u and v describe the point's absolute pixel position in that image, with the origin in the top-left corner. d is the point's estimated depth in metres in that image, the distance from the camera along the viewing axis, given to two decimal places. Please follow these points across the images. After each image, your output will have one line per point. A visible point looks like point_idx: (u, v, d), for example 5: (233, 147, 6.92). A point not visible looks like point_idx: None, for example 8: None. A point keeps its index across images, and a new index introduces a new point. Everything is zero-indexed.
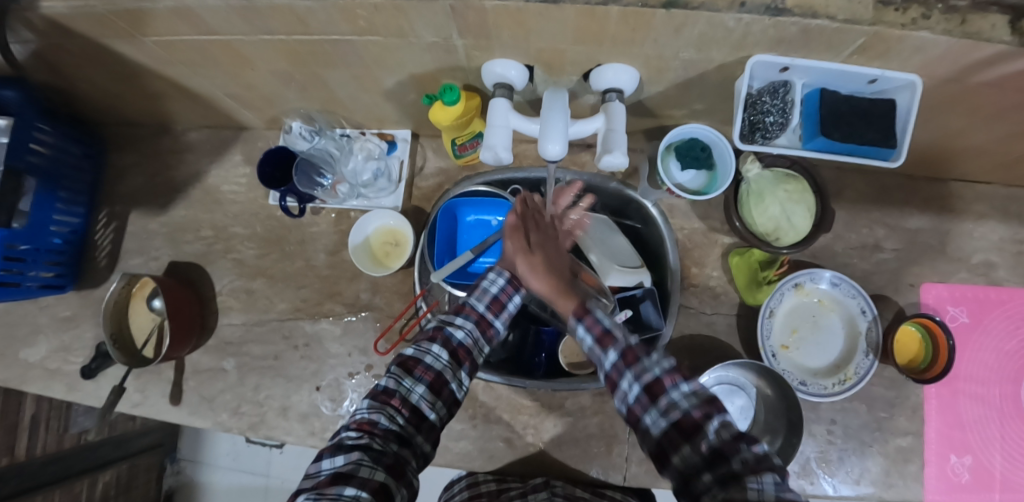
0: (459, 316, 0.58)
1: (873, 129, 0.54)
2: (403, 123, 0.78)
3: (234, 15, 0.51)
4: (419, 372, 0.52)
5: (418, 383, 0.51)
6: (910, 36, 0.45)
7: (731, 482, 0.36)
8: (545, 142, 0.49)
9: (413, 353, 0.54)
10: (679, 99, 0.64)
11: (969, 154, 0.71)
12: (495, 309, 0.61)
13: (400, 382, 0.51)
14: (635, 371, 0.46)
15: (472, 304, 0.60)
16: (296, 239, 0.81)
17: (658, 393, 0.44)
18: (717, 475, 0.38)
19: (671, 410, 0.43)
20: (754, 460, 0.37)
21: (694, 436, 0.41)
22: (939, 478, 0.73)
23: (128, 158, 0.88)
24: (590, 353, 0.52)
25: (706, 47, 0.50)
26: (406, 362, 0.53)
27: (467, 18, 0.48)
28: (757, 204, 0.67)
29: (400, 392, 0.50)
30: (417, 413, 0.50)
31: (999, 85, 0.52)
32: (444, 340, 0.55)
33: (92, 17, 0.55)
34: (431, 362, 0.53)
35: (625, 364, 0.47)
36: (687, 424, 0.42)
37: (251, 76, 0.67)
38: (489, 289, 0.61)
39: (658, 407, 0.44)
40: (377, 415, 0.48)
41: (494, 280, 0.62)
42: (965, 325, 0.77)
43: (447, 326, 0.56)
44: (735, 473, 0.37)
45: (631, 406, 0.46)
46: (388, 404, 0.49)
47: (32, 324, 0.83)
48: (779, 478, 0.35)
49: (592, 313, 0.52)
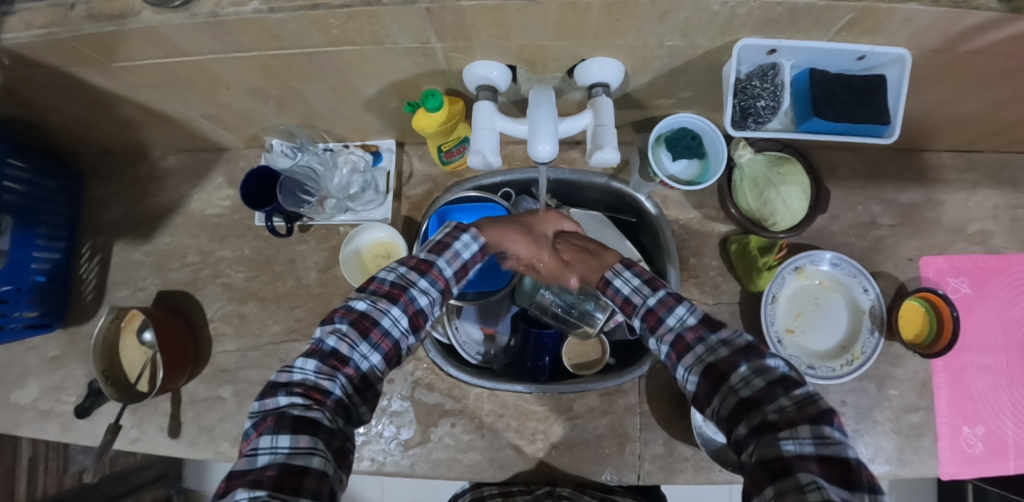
0: (424, 277, 0.56)
1: (867, 106, 0.52)
2: (387, 133, 0.76)
3: (202, 33, 0.49)
4: (375, 337, 0.49)
5: (374, 350, 0.49)
6: (899, 9, 0.44)
7: (763, 431, 0.38)
8: (535, 142, 0.48)
9: (368, 310, 0.51)
10: (665, 89, 0.62)
11: (958, 123, 0.70)
12: (459, 275, 0.61)
13: (355, 347, 0.48)
14: (659, 333, 0.52)
15: (442, 267, 0.59)
16: (285, 259, 0.79)
17: (684, 350, 0.48)
18: (751, 427, 0.39)
19: (698, 363, 0.46)
20: (790, 408, 0.38)
21: (721, 387, 0.43)
22: (954, 450, 0.73)
23: (106, 188, 0.85)
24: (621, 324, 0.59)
25: (691, 33, 0.49)
26: (361, 322, 0.50)
27: (443, 19, 0.46)
28: (753, 188, 0.67)
29: (353, 360, 0.47)
30: (367, 381, 0.48)
31: (989, 51, 0.51)
32: (406, 304, 0.53)
33: (56, 46, 0.53)
34: (388, 326, 0.51)
35: (651, 328, 0.53)
36: (714, 374, 0.44)
37: (226, 95, 0.65)
38: (460, 254, 0.61)
39: (684, 361, 0.47)
40: (330, 381, 0.44)
41: (467, 245, 0.62)
42: (967, 295, 0.77)
43: (410, 288, 0.54)
44: (769, 425, 0.38)
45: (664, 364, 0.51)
46: (339, 370, 0.45)
47: (20, 366, 0.80)
48: (818, 430, 0.36)
49: (612, 285, 0.59)
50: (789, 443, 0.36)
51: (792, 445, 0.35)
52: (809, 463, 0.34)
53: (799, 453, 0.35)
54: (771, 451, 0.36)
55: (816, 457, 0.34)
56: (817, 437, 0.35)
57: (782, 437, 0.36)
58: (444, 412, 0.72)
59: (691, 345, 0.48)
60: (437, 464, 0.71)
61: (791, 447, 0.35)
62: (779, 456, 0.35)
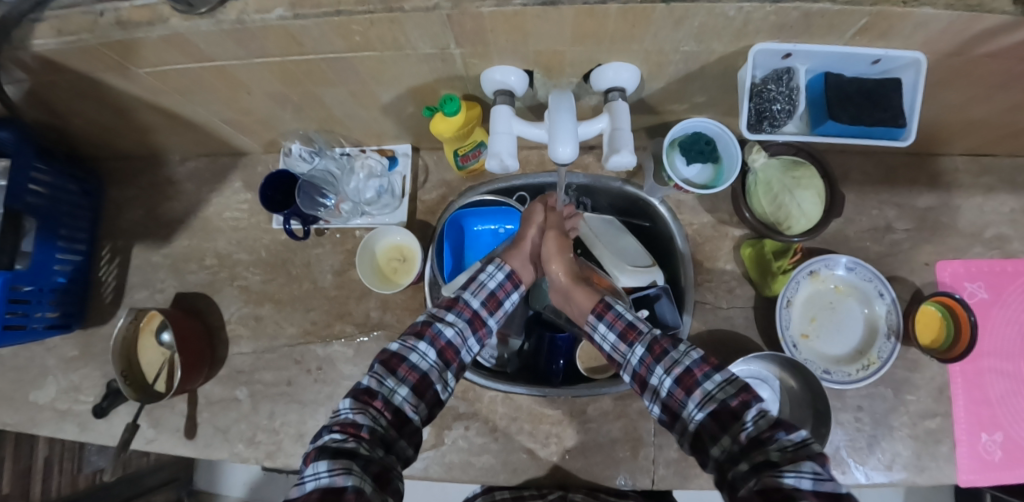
0: (450, 311, 0.60)
1: (882, 109, 0.52)
2: (402, 138, 0.77)
3: (227, 39, 0.51)
4: (403, 372, 0.53)
5: (402, 384, 0.52)
6: (914, 13, 0.44)
7: (766, 467, 0.41)
8: (554, 145, 0.48)
9: (397, 349, 0.54)
10: (680, 93, 0.63)
11: (974, 127, 0.70)
12: (490, 306, 0.64)
13: (383, 382, 0.51)
14: (664, 363, 0.54)
15: (468, 299, 0.62)
16: (301, 262, 0.80)
17: (691, 385, 0.51)
18: (753, 464, 0.42)
19: (709, 401, 0.49)
20: (792, 448, 0.41)
21: (733, 426, 0.46)
22: (973, 457, 0.72)
23: (126, 192, 0.87)
24: (614, 351, 0.60)
25: (706, 38, 0.49)
26: (390, 361, 0.53)
27: (463, 25, 0.47)
28: (766, 193, 0.67)
29: (382, 394, 0.50)
30: (400, 416, 0.50)
31: (1004, 54, 0.52)
32: (432, 338, 0.56)
33: (84, 51, 0.54)
34: (416, 360, 0.54)
35: (656, 357, 0.55)
36: (726, 413, 0.47)
37: (246, 100, 0.66)
38: (486, 284, 0.65)
39: (695, 396, 0.50)
40: (361, 416, 0.47)
41: (493, 274, 0.66)
42: (984, 300, 0.76)
43: (436, 323, 0.58)
44: (772, 462, 0.41)
45: (666, 398, 0.53)
46: (370, 405, 0.49)
47: (40, 366, 0.82)
48: (817, 469, 0.39)
49: (613, 310, 0.61)
50: (790, 477, 0.38)
51: (791, 478, 0.38)
52: (807, 496, 0.37)
53: (799, 487, 0.38)
54: (772, 482, 0.39)
55: (815, 492, 0.37)
56: (815, 474, 0.38)
57: (784, 470, 0.39)
58: (457, 415, 0.72)
59: (698, 382, 0.51)
60: (451, 467, 0.71)
61: (791, 480, 0.38)
62: (779, 487, 0.38)
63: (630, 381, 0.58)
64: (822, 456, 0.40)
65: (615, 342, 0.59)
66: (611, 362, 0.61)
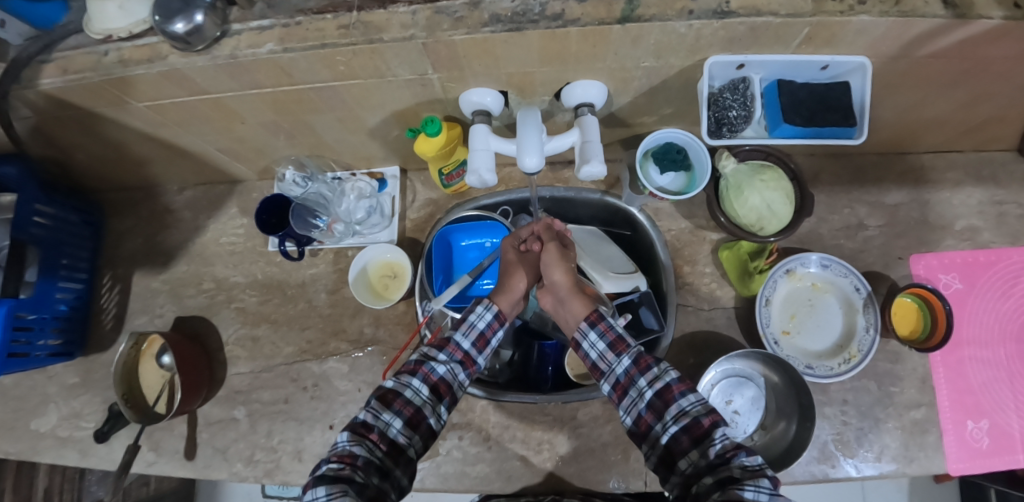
0: (442, 351, 0.61)
1: (832, 111, 0.56)
2: (390, 160, 0.81)
3: (222, 73, 0.55)
4: (399, 406, 0.54)
5: (397, 417, 0.53)
6: (851, 21, 0.49)
7: (729, 482, 0.44)
8: (521, 155, 0.51)
9: (391, 386, 0.56)
10: (647, 107, 0.67)
11: (932, 125, 0.74)
12: (479, 347, 0.64)
13: (379, 415, 0.52)
14: (647, 377, 0.55)
15: (458, 340, 0.62)
16: (296, 283, 0.83)
17: (670, 400, 0.53)
18: (717, 478, 0.45)
19: (684, 416, 0.51)
20: (751, 467, 0.45)
21: (704, 442, 0.49)
22: (960, 446, 0.73)
23: (126, 222, 0.91)
24: (600, 359, 0.60)
25: (664, 54, 0.53)
26: (385, 396, 0.54)
27: (438, 52, 0.52)
28: (737, 196, 0.69)
29: (378, 427, 0.51)
30: (395, 448, 0.52)
31: (943, 56, 0.56)
32: (425, 375, 0.57)
33: (87, 89, 0.59)
34: (410, 395, 0.55)
35: (639, 370, 0.56)
36: (698, 430, 0.50)
37: (241, 129, 0.70)
38: (476, 324, 0.64)
39: (671, 412, 0.52)
40: (358, 448, 0.49)
41: (482, 315, 0.65)
42: (960, 290, 0.78)
43: (429, 361, 0.59)
44: (734, 477, 0.44)
45: (642, 411, 0.54)
46: (366, 438, 0.50)
47: (41, 394, 0.83)
48: (773, 486, 0.43)
49: (604, 321, 0.61)
50: (750, 490, 0.42)
51: (750, 492, 0.41)
52: None
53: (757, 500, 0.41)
54: (733, 493, 0.42)
55: None
56: (770, 490, 0.42)
57: (745, 484, 0.42)
58: (451, 426, 0.74)
59: (676, 398, 0.53)
60: (446, 478, 0.72)
61: (750, 493, 0.41)
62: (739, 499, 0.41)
63: (608, 390, 0.59)
64: (775, 479, 0.44)
65: (602, 351, 0.60)
66: (593, 371, 0.61)
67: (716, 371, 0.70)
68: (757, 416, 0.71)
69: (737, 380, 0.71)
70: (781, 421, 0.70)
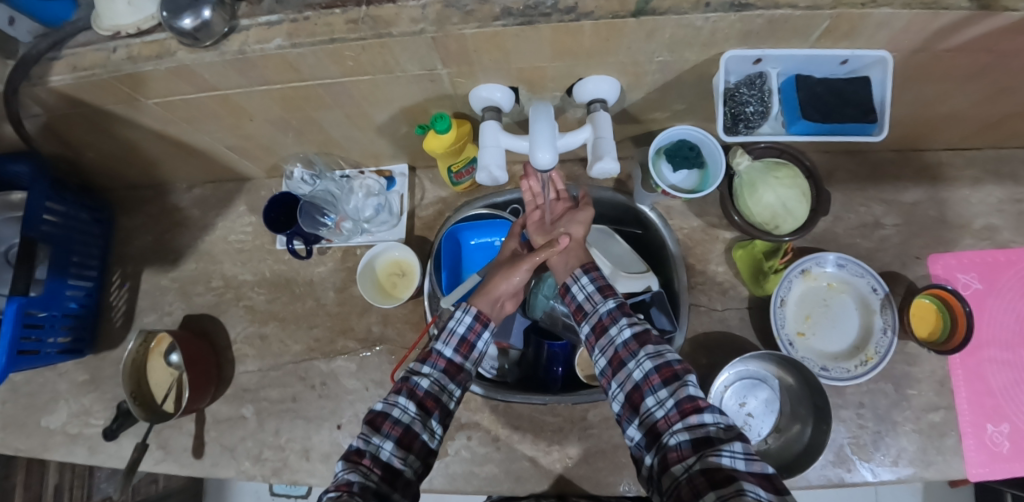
0: (426, 364, 0.59)
1: (851, 106, 0.54)
2: (398, 158, 0.81)
3: (231, 69, 0.54)
4: (388, 428, 0.52)
5: (387, 438, 0.51)
6: (873, 14, 0.47)
7: (705, 444, 0.43)
8: (535, 151, 0.50)
9: (380, 408, 0.54)
10: (660, 102, 0.66)
11: (952, 121, 0.72)
12: (463, 352, 0.61)
13: (369, 440, 0.50)
14: (629, 319, 0.57)
15: (440, 349, 0.60)
16: (304, 281, 0.83)
17: (646, 341, 0.54)
18: (693, 436, 0.45)
19: (659, 357, 0.52)
20: (726, 428, 0.45)
21: (675, 383, 0.49)
22: (980, 450, 0.71)
23: (136, 220, 0.91)
24: (586, 300, 0.62)
25: (678, 48, 0.52)
26: (374, 419, 0.53)
27: (448, 46, 0.51)
28: (751, 194, 0.67)
29: (370, 451, 0.49)
30: (390, 472, 0.49)
31: (966, 49, 0.54)
32: (410, 391, 0.56)
33: (96, 85, 0.59)
34: (399, 415, 0.53)
35: (622, 312, 0.58)
36: (669, 372, 0.51)
37: (249, 127, 0.70)
38: (456, 330, 0.62)
39: (646, 351, 0.53)
40: (352, 475, 0.47)
41: (461, 320, 0.62)
42: (979, 290, 0.77)
43: (412, 377, 0.57)
44: (710, 437, 0.44)
45: (618, 348, 0.55)
46: (360, 464, 0.48)
47: (52, 391, 0.84)
48: (748, 449, 0.42)
49: (597, 268, 0.63)
50: (727, 457, 0.41)
51: (727, 459, 0.41)
52: (743, 474, 0.40)
53: (734, 467, 0.40)
54: (711, 461, 0.41)
55: (746, 467, 0.40)
56: (745, 454, 0.41)
57: (721, 449, 0.42)
58: (460, 426, 0.73)
59: (653, 341, 0.54)
60: (454, 478, 0.71)
61: (727, 460, 0.41)
62: (718, 467, 0.41)
63: (587, 330, 0.60)
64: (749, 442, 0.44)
65: (591, 293, 0.61)
66: (577, 312, 0.62)
67: (729, 372, 0.69)
68: (770, 419, 0.70)
69: (751, 382, 0.70)
70: (795, 424, 0.69)
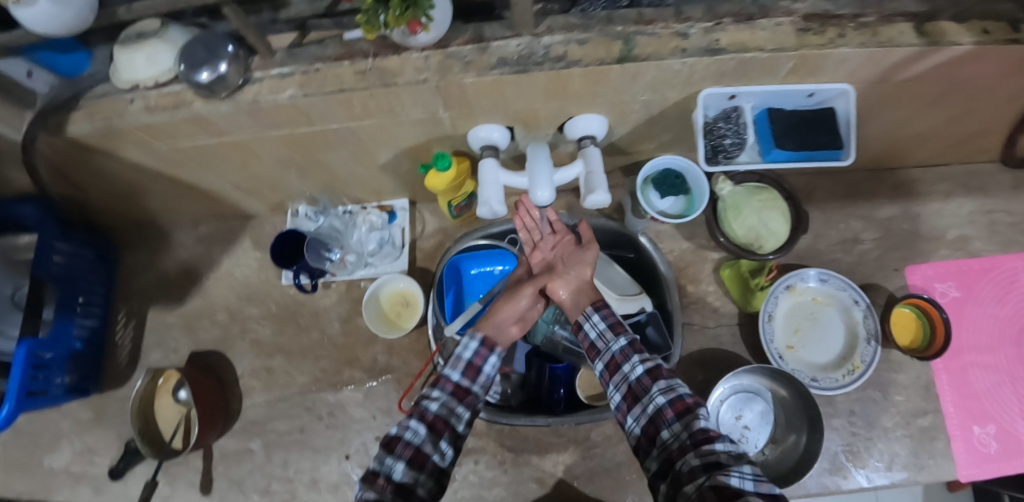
0: (436, 388, 0.60)
1: (820, 135, 0.59)
2: (400, 192, 0.85)
3: (243, 115, 0.58)
4: (400, 449, 0.53)
5: (399, 459, 0.52)
6: (833, 53, 0.53)
7: (714, 466, 0.45)
8: (534, 190, 0.54)
9: (395, 431, 0.55)
10: (647, 135, 0.70)
11: (918, 142, 0.78)
12: (470, 375, 0.62)
13: (383, 461, 0.52)
14: (641, 355, 0.59)
15: (447, 373, 0.62)
16: (310, 313, 0.85)
17: (658, 376, 0.57)
18: (703, 461, 0.46)
19: (671, 392, 0.55)
20: (735, 454, 0.47)
21: (688, 416, 0.51)
22: (969, 452, 0.74)
23: (141, 258, 0.93)
24: (598, 338, 0.64)
25: (660, 87, 0.57)
26: (388, 442, 0.54)
27: (450, 92, 0.55)
28: (736, 216, 0.72)
29: (384, 471, 0.51)
30: (403, 490, 0.50)
31: (921, 80, 0.60)
32: (420, 415, 0.57)
33: (110, 133, 0.61)
34: (410, 437, 0.54)
35: (634, 349, 0.60)
36: (682, 405, 0.53)
37: (257, 167, 0.73)
38: (462, 355, 0.63)
39: (658, 386, 0.56)
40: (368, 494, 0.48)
41: (467, 345, 0.64)
42: (957, 298, 0.81)
43: (423, 401, 0.59)
44: (720, 462, 0.45)
45: (632, 385, 0.58)
46: (374, 484, 0.50)
47: (55, 431, 0.84)
48: (756, 472, 0.45)
49: (607, 306, 0.65)
50: (735, 477, 0.43)
51: (736, 479, 0.43)
52: (751, 494, 0.42)
53: (742, 487, 0.42)
54: (720, 480, 0.43)
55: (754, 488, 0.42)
56: (753, 476, 0.44)
57: (730, 471, 0.44)
58: (466, 451, 0.75)
59: (664, 376, 0.57)
60: None
61: (736, 480, 0.43)
62: (727, 485, 0.42)
63: (601, 368, 0.62)
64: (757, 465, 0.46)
65: (602, 330, 0.64)
66: (590, 350, 0.65)
67: (724, 387, 0.72)
68: (766, 432, 0.72)
69: (745, 395, 0.73)
70: (791, 434, 0.72)
